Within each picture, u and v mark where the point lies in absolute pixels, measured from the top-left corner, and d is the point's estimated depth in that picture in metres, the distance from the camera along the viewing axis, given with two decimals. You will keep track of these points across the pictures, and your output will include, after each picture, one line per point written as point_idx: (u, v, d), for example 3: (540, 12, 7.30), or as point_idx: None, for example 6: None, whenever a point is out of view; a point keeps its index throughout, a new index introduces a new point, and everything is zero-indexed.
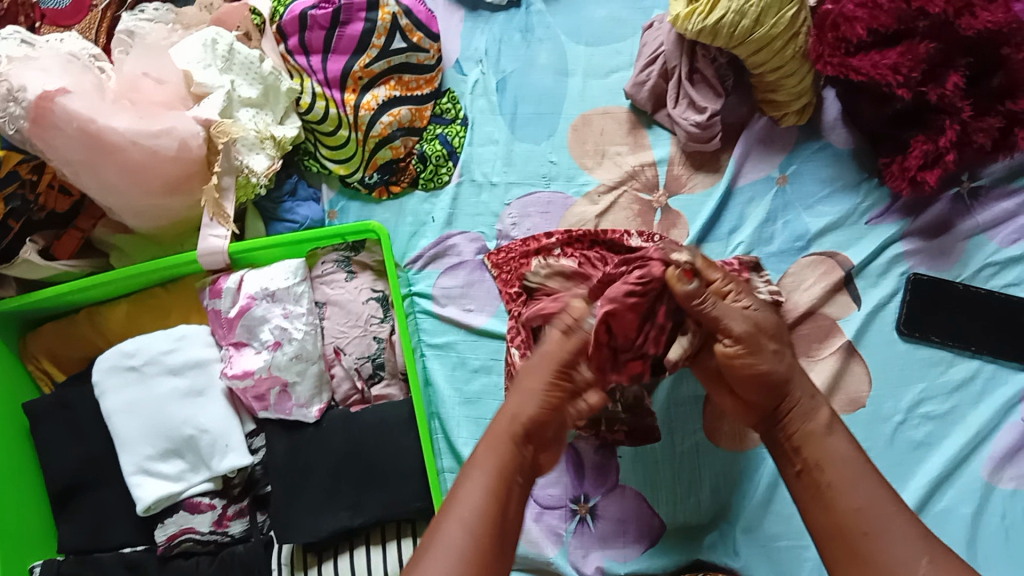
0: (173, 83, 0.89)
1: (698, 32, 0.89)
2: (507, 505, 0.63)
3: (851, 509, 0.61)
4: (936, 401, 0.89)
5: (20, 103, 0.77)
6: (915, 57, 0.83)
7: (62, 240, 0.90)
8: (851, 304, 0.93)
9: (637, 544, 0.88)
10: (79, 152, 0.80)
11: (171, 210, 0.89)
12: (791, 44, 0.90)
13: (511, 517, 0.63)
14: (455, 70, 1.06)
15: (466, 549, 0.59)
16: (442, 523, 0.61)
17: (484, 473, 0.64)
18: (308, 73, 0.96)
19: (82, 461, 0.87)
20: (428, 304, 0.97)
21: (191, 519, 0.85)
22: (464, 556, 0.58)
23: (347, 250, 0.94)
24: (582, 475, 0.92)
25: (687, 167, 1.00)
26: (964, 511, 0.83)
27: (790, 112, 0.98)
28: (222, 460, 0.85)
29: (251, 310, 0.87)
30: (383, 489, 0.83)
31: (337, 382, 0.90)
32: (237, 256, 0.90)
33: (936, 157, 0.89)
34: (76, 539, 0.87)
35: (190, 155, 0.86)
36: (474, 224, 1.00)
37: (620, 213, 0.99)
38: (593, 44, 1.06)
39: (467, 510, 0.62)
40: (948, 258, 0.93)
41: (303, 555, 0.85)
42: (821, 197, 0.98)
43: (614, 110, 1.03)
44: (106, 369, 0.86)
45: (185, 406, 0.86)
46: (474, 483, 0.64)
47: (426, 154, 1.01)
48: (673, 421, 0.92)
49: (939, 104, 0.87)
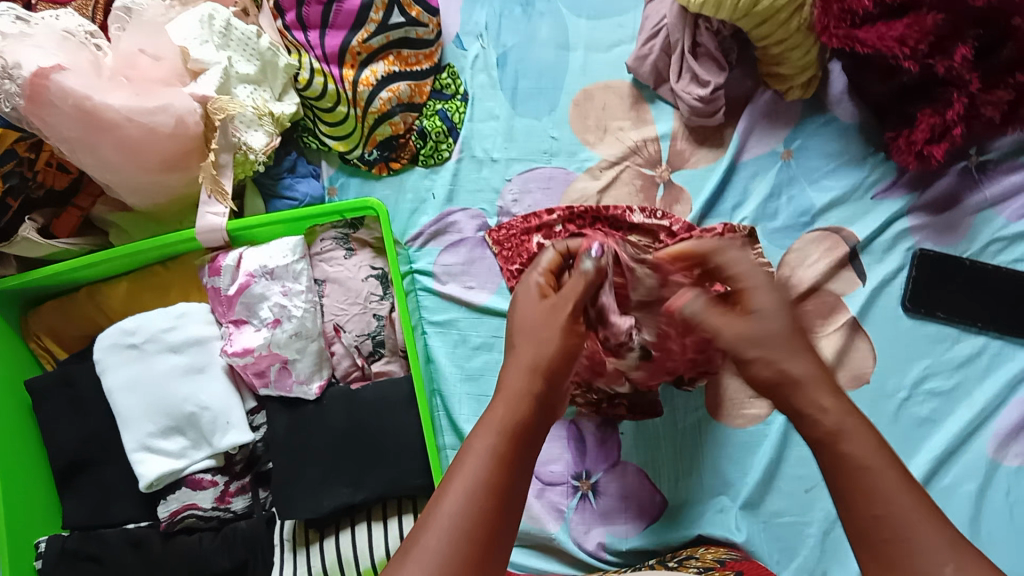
0: (169, 60, 0.88)
1: (701, 4, 0.87)
2: (513, 482, 0.52)
3: None
4: (941, 376, 0.88)
5: (15, 79, 0.76)
6: (922, 28, 0.82)
7: (61, 218, 0.90)
8: (855, 280, 0.92)
9: (639, 521, 0.88)
10: (75, 129, 0.79)
11: (169, 186, 0.89)
12: (796, 16, 0.88)
13: (523, 476, 0.54)
14: (455, 44, 1.05)
15: (451, 551, 0.48)
16: (430, 512, 0.50)
17: (493, 434, 0.54)
18: (306, 48, 0.95)
19: (85, 437, 0.88)
20: (429, 282, 0.97)
21: (194, 495, 0.85)
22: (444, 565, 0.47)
23: (346, 227, 0.93)
24: (584, 452, 0.91)
25: (689, 142, 0.99)
26: (968, 488, 0.83)
27: (795, 86, 0.96)
28: (224, 437, 0.85)
29: (250, 288, 0.86)
30: (383, 464, 0.83)
31: (337, 359, 0.90)
32: (237, 234, 0.89)
33: (943, 130, 0.88)
34: (81, 515, 0.88)
35: (188, 132, 0.86)
36: (474, 201, 0.99)
37: (622, 188, 0.97)
38: (595, 17, 1.05)
39: (457, 503, 0.50)
40: (955, 233, 0.92)
41: (304, 531, 0.85)
42: (827, 171, 0.96)
43: (615, 84, 1.02)
44: (106, 346, 0.86)
45: (186, 383, 0.86)
46: (467, 472, 0.51)
47: (426, 130, 1.00)
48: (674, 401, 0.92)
49: (947, 77, 0.85)
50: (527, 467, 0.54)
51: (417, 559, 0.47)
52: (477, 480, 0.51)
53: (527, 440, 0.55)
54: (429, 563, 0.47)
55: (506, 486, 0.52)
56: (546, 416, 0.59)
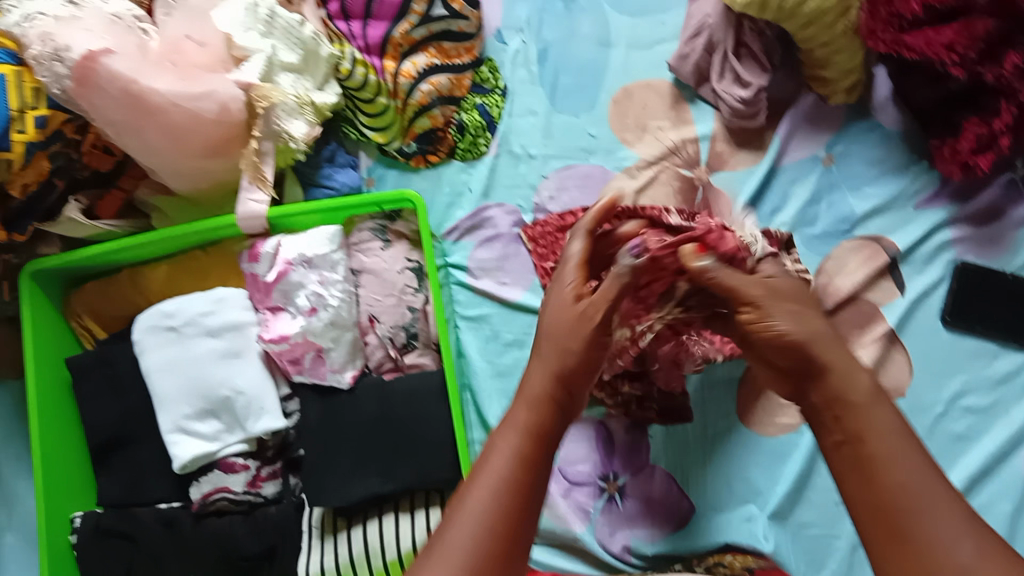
0: (214, 46, 0.88)
1: (746, 5, 0.86)
2: (534, 484, 0.58)
3: (894, 486, 0.54)
4: (978, 393, 0.87)
5: (65, 62, 0.77)
6: (972, 35, 0.81)
7: (105, 200, 0.91)
8: (894, 291, 0.91)
9: (665, 524, 0.88)
10: (122, 113, 0.80)
11: (211, 172, 0.90)
12: (842, 19, 0.88)
13: (544, 473, 0.59)
14: (496, 38, 1.05)
15: (479, 543, 0.54)
16: (458, 505, 0.56)
17: (515, 434, 0.60)
18: (348, 38, 0.96)
19: (121, 417, 0.89)
20: (463, 276, 0.97)
21: (225, 478, 0.87)
22: (472, 551, 0.53)
23: (384, 218, 0.93)
24: (612, 452, 0.91)
25: (729, 144, 0.98)
26: (1002, 508, 0.82)
27: (838, 91, 0.95)
28: (257, 422, 0.86)
29: (288, 276, 0.87)
30: (414, 456, 0.84)
31: (370, 350, 0.90)
32: (276, 222, 0.90)
33: (989, 140, 0.87)
34: (116, 494, 0.89)
35: (232, 119, 0.86)
36: (511, 197, 1.00)
37: (659, 188, 0.97)
38: (637, 14, 1.04)
39: (481, 502, 0.56)
40: (997, 246, 0.91)
41: (333, 518, 0.86)
42: (869, 178, 0.95)
43: (656, 83, 1.01)
44: (145, 327, 0.87)
45: (222, 366, 0.87)
46: (492, 472, 0.57)
47: (464, 124, 1.00)
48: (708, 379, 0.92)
49: (997, 86, 0.84)
50: (546, 465, 0.60)
51: (449, 545, 0.54)
52: (504, 478, 0.57)
53: (549, 445, 0.61)
54: (458, 551, 0.53)
55: (528, 487, 0.57)
56: (564, 424, 0.64)
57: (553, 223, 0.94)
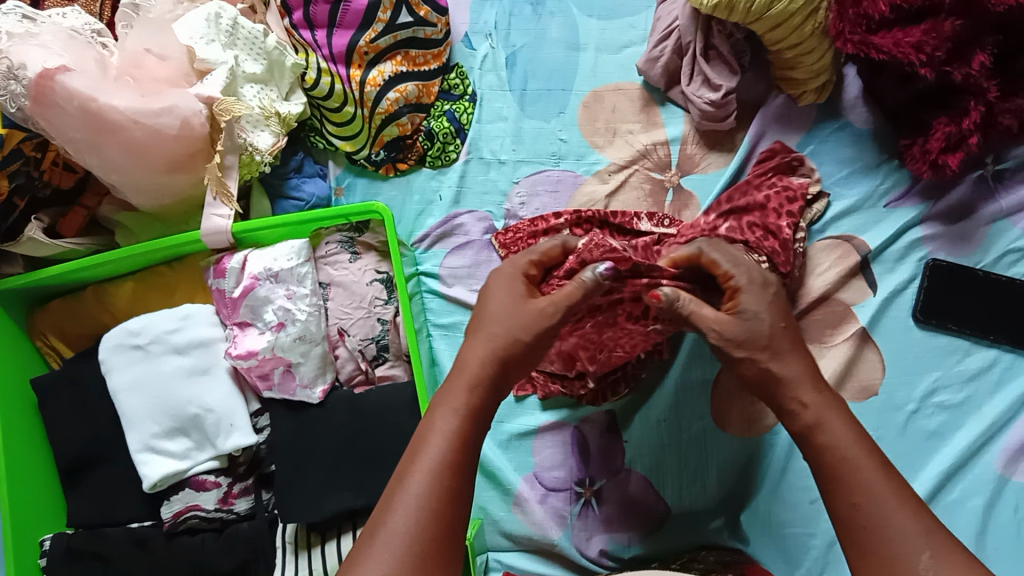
0: (176, 60, 0.88)
1: (713, 6, 0.86)
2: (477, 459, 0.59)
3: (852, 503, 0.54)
4: (950, 390, 0.87)
5: (21, 80, 0.76)
6: (940, 35, 0.80)
7: (67, 217, 0.90)
8: (866, 289, 0.91)
9: (641, 528, 0.88)
10: (81, 131, 0.79)
11: (173, 187, 0.88)
12: (811, 19, 0.87)
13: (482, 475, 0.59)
14: (464, 43, 1.04)
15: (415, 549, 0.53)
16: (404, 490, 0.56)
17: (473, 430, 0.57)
18: (313, 48, 0.95)
19: (91, 436, 0.88)
20: (435, 284, 0.97)
21: (197, 496, 0.86)
22: (410, 549, 0.53)
23: (352, 230, 0.92)
24: (588, 458, 0.90)
25: (700, 146, 0.98)
26: (974, 504, 0.82)
27: (809, 91, 0.94)
28: (227, 439, 0.85)
29: (255, 291, 0.86)
30: (385, 470, 0.83)
31: (341, 363, 0.90)
32: (241, 236, 0.89)
33: (959, 139, 0.86)
34: (88, 513, 0.88)
35: (193, 134, 0.85)
36: (481, 203, 0.99)
37: (630, 192, 0.97)
38: (606, 17, 1.03)
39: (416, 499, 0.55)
40: (969, 244, 0.90)
41: (307, 534, 0.85)
42: (838, 178, 0.95)
43: (626, 86, 1.01)
44: (112, 346, 0.86)
45: (190, 384, 0.86)
46: (431, 452, 0.57)
47: (433, 131, 0.99)
48: (694, 350, 0.90)
49: (964, 84, 0.83)
50: None
51: (387, 539, 0.53)
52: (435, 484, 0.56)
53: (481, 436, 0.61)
54: (398, 542, 0.53)
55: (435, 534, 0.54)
56: None
57: (528, 224, 0.94)
